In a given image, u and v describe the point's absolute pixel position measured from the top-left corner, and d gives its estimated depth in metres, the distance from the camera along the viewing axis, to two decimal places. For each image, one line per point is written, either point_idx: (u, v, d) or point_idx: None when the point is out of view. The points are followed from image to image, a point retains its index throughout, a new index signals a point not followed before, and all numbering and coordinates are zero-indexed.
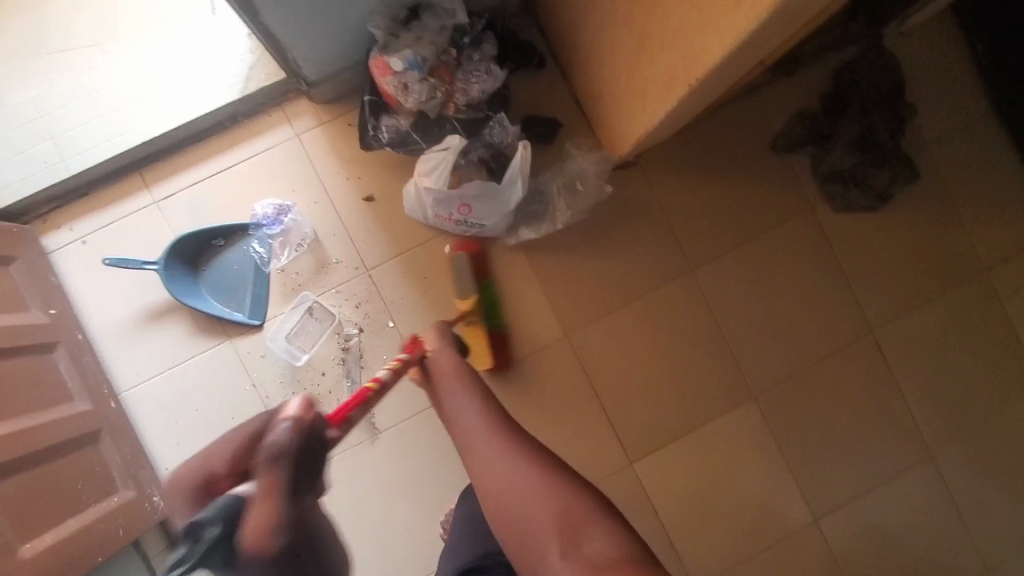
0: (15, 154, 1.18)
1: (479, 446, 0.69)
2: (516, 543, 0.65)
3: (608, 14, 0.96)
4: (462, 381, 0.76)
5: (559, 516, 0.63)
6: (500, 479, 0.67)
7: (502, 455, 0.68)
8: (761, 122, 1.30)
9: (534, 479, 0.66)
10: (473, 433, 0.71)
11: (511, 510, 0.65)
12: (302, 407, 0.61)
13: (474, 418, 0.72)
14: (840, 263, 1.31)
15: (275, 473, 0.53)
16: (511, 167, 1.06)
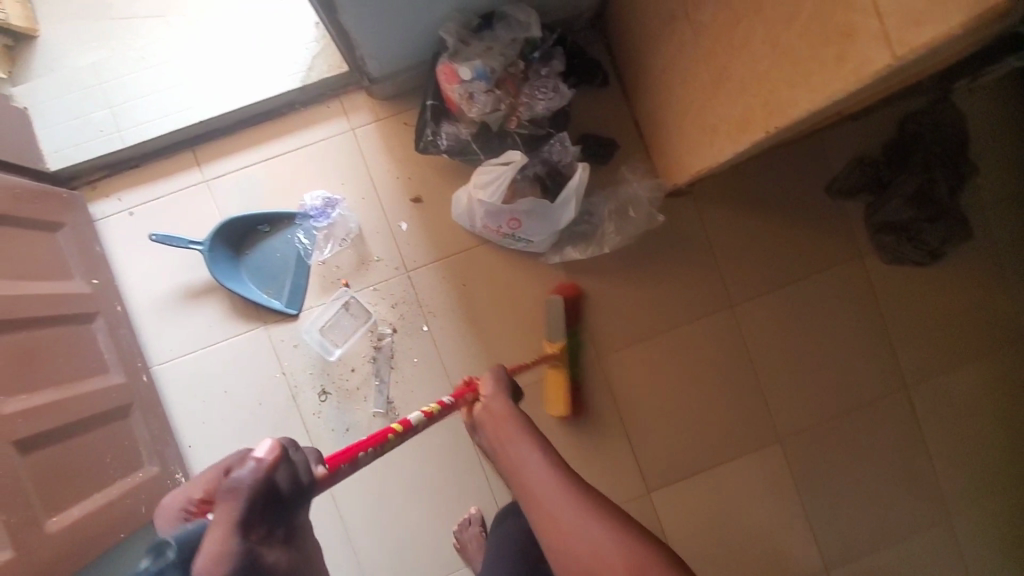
0: (73, 119, 1.16)
1: (542, 498, 0.64)
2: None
3: (686, 47, 0.94)
4: (521, 430, 0.74)
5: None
6: (567, 536, 0.60)
7: (568, 509, 0.62)
8: (817, 164, 1.28)
9: (607, 537, 0.59)
10: (537, 485, 0.66)
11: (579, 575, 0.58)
12: (268, 453, 0.51)
13: (538, 465, 0.68)
14: (883, 317, 1.29)
15: (240, 514, 0.47)
16: (568, 186, 1.02)
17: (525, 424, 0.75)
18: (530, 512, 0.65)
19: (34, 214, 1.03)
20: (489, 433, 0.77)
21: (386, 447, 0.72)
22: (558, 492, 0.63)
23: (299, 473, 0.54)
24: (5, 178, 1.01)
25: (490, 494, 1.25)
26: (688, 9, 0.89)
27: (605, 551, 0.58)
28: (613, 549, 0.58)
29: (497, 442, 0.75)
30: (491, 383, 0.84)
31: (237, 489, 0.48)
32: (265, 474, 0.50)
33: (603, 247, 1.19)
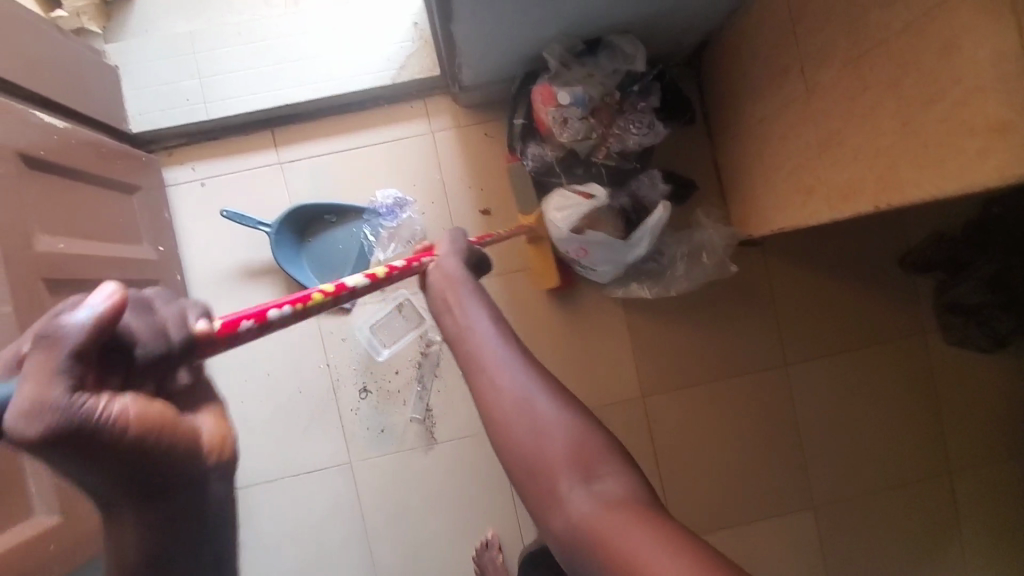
0: (161, 84, 1.16)
1: (478, 350, 0.65)
2: (527, 482, 0.57)
3: (792, 104, 0.92)
4: (470, 294, 0.72)
5: (571, 446, 0.56)
6: (509, 399, 0.60)
7: (509, 370, 0.62)
8: (892, 235, 1.27)
9: (549, 405, 0.59)
10: (476, 342, 0.65)
11: (521, 440, 0.57)
12: (107, 306, 0.36)
13: (484, 327, 0.67)
14: (935, 397, 1.27)
15: (74, 369, 0.36)
16: (645, 224, 0.99)
17: (472, 290, 0.73)
18: (468, 368, 0.65)
19: (114, 175, 1.03)
20: (437, 297, 0.74)
21: (308, 312, 0.56)
22: (496, 347, 0.64)
23: (149, 344, 0.40)
24: (94, 136, 1.01)
25: (514, 514, 1.24)
26: (805, 69, 0.87)
27: (549, 425, 0.58)
28: (553, 415, 0.58)
29: (442, 309, 0.72)
30: (446, 245, 0.80)
31: (61, 338, 0.36)
32: (106, 326, 0.37)
33: (671, 288, 1.17)
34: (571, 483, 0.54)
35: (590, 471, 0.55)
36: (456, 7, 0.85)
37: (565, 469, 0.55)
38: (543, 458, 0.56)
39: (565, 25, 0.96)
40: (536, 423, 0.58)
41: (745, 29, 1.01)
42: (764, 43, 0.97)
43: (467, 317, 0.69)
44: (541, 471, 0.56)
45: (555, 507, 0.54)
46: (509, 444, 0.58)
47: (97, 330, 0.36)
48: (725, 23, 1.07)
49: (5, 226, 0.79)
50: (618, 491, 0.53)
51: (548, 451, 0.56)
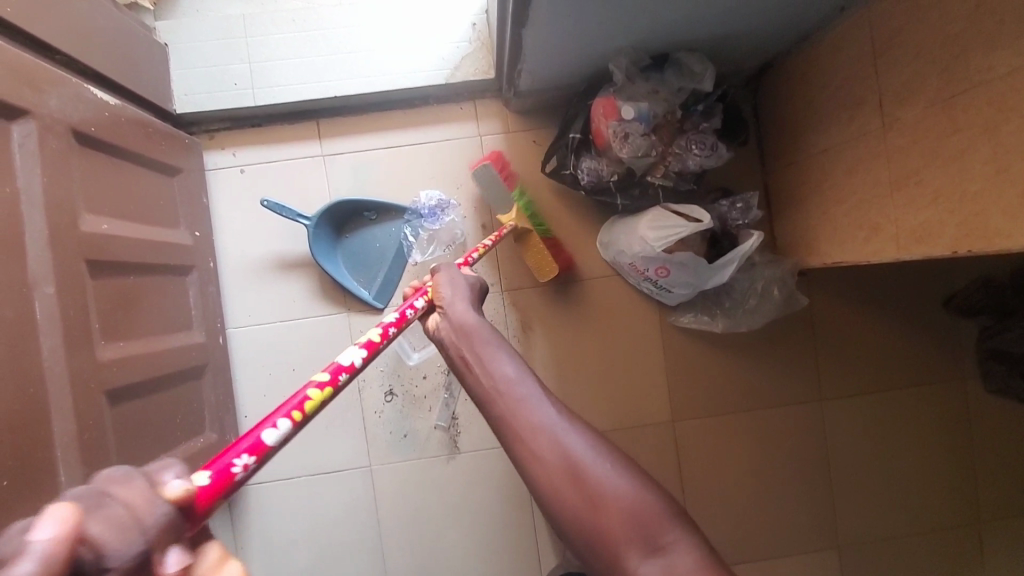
0: (209, 66, 1.13)
1: (519, 418, 0.67)
2: (593, 551, 0.59)
3: (864, 137, 0.90)
4: (499, 352, 0.75)
5: (630, 513, 0.59)
6: (562, 475, 0.62)
7: (557, 443, 0.64)
8: (938, 275, 1.25)
9: (603, 472, 0.62)
10: (515, 410, 0.68)
11: (580, 512, 0.60)
12: (59, 535, 0.30)
13: (521, 389, 0.70)
14: (969, 445, 1.25)
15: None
16: (733, 251, 1.00)
17: (499, 346, 0.76)
18: (507, 435, 0.68)
19: (158, 156, 1.00)
20: (456, 353, 0.77)
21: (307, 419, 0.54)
22: (540, 415, 0.67)
23: (128, 556, 0.32)
24: (142, 115, 0.98)
25: (532, 530, 1.21)
26: (883, 102, 0.85)
27: (603, 492, 0.60)
28: (610, 484, 0.61)
29: (468, 371, 0.75)
30: (448, 290, 0.82)
31: None
32: (60, 566, 0.29)
33: (741, 325, 1.16)
34: (638, 556, 0.57)
35: (650, 539, 0.58)
36: (531, 13, 0.83)
37: (630, 541, 0.58)
38: (605, 530, 0.59)
39: (635, 39, 0.93)
40: (598, 498, 0.60)
41: (817, 56, 0.99)
42: (837, 73, 0.94)
43: (501, 381, 0.71)
44: (605, 543, 0.58)
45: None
46: (566, 518, 0.61)
47: (52, 568, 0.29)
48: (793, 48, 1.05)
49: (52, 202, 0.77)
50: (682, 559, 0.56)
51: (610, 524, 0.59)
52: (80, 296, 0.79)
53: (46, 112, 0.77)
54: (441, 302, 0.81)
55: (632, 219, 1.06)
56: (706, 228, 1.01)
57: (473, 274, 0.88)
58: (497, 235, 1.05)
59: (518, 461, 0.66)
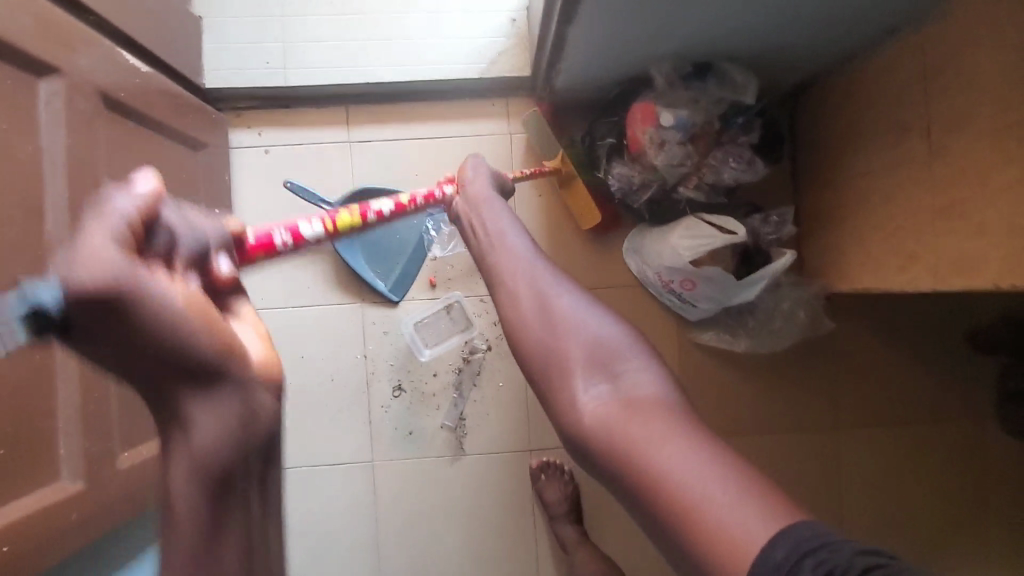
0: (242, 43, 1.11)
1: (504, 265, 0.71)
2: (546, 381, 0.63)
3: (907, 163, 0.88)
4: (499, 211, 0.76)
5: (589, 348, 0.63)
6: (529, 311, 0.66)
7: (533, 286, 0.68)
8: (964, 310, 1.22)
9: (570, 312, 0.65)
10: (502, 256, 0.71)
11: (540, 343, 0.64)
12: (151, 188, 0.44)
13: (511, 243, 0.72)
14: (983, 484, 1.22)
15: (128, 238, 0.41)
16: (762, 268, 0.98)
17: (501, 207, 0.77)
18: (492, 282, 0.72)
19: (184, 128, 0.98)
20: (464, 219, 0.79)
21: (338, 234, 0.72)
22: (521, 264, 0.70)
23: (187, 238, 0.48)
24: (171, 85, 0.96)
25: (533, 539, 1.18)
26: (931, 128, 0.83)
27: (568, 327, 0.64)
28: (575, 321, 0.64)
29: (469, 231, 0.78)
30: (471, 169, 0.82)
31: (109, 212, 0.41)
32: (148, 209, 0.43)
33: (763, 346, 1.14)
34: (590, 386, 0.60)
35: (608, 370, 0.61)
36: (579, 11, 0.81)
37: (584, 373, 0.61)
38: (564, 358, 0.62)
39: (679, 47, 0.92)
40: (561, 331, 0.63)
41: (861, 77, 0.97)
42: (883, 94, 0.92)
43: (495, 236, 0.73)
44: (560, 371, 0.62)
45: (570, 401, 0.61)
46: (530, 349, 0.64)
47: (143, 206, 0.43)
48: (837, 68, 1.03)
49: (75, 166, 0.75)
50: (634, 392, 0.59)
51: (568, 356, 0.62)
52: None
53: (76, 72, 0.76)
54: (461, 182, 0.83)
55: (664, 229, 1.05)
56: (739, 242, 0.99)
57: (500, 172, 0.88)
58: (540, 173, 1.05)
59: (497, 304, 0.70)
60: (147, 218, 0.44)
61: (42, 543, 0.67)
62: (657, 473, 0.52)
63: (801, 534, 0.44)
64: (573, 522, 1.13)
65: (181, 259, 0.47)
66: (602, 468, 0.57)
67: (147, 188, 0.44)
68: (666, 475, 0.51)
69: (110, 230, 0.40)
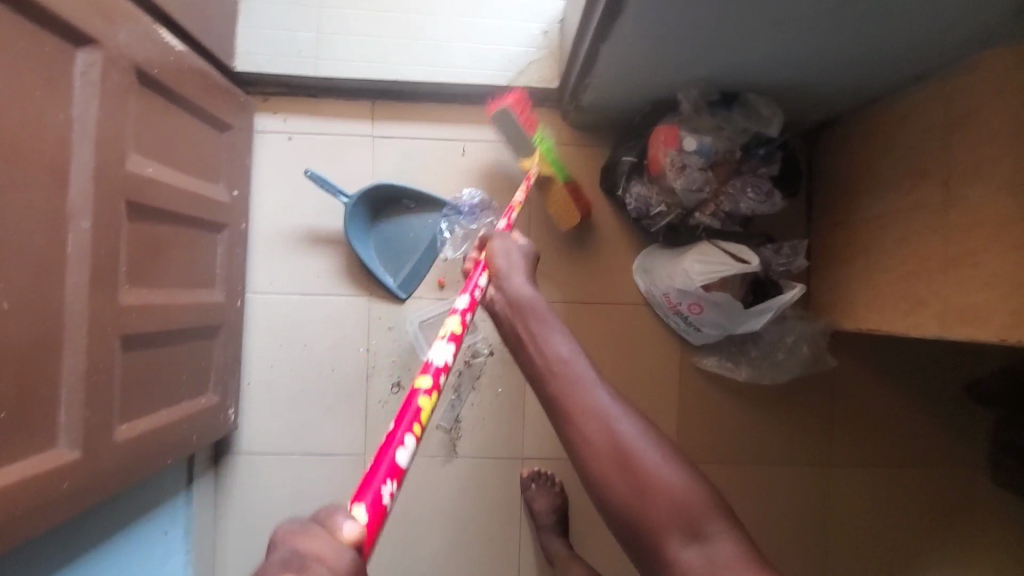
0: (276, 29, 1.12)
1: (575, 402, 0.69)
2: (635, 538, 0.65)
3: (924, 209, 0.88)
4: (555, 330, 0.76)
5: (675, 508, 0.64)
6: (612, 467, 0.66)
7: (609, 430, 0.67)
8: (966, 361, 1.22)
9: (653, 464, 0.65)
10: (570, 391, 0.70)
11: (625, 502, 0.65)
12: None
13: (576, 368, 0.72)
14: (971, 537, 1.21)
15: None
16: (770, 299, 0.98)
17: (558, 326, 0.76)
18: (557, 414, 0.70)
19: (213, 109, 0.99)
20: (514, 331, 0.78)
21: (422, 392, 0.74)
22: (596, 399, 0.69)
23: None
24: (204, 66, 0.97)
25: (517, 548, 1.18)
26: (950, 177, 0.84)
27: (651, 485, 0.64)
28: (658, 472, 0.65)
29: (523, 347, 0.76)
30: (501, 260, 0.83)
31: None
32: None
33: (764, 377, 1.14)
34: (680, 545, 0.63)
35: (696, 531, 0.63)
36: (614, 28, 0.82)
37: (674, 530, 0.63)
38: (651, 519, 0.64)
39: (708, 73, 0.93)
40: (646, 483, 0.65)
41: (886, 120, 0.98)
42: (905, 140, 0.93)
43: (556, 359, 0.73)
44: (651, 530, 0.64)
45: (667, 562, 0.63)
46: (616, 504, 0.65)
47: None
48: (862, 109, 1.04)
49: (103, 136, 0.75)
50: (724, 548, 0.62)
51: (656, 512, 0.64)
52: (114, 236, 0.78)
53: (112, 45, 0.76)
54: (496, 272, 0.82)
55: (679, 254, 1.05)
56: (751, 272, 1.00)
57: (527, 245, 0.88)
58: (529, 180, 1.04)
59: (568, 444, 0.69)
60: None
61: (37, 507, 0.67)
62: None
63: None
64: (559, 535, 1.13)
65: None
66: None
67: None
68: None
69: None
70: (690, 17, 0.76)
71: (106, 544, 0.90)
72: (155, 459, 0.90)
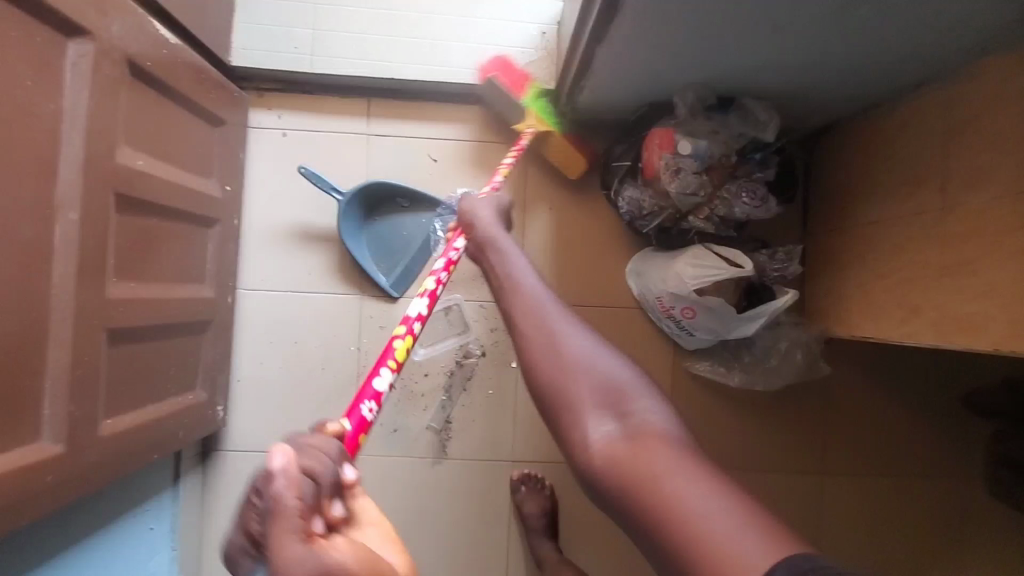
0: (272, 25, 1.11)
1: (514, 300, 0.67)
2: (555, 418, 0.59)
3: (920, 217, 0.88)
4: (510, 246, 0.77)
5: (600, 385, 0.58)
6: (538, 343, 0.62)
7: (541, 312, 0.64)
8: (962, 371, 1.21)
9: (581, 343, 0.61)
10: (510, 287, 0.69)
11: (547, 377, 0.60)
12: (289, 460, 0.49)
13: (521, 271, 0.71)
14: (965, 548, 1.21)
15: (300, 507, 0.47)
16: (763, 305, 0.98)
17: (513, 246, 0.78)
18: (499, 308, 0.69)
19: (207, 104, 0.98)
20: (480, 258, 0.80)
21: None
22: (533, 290, 0.67)
23: (327, 468, 0.52)
24: (198, 60, 0.96)
25: (506, 553, 1.17)
26: (947, 185, 0.84)
27: (576, 359, 0.60)
28: (586, 349, 0.60)
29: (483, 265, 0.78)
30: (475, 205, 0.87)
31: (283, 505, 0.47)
32: (297, 481, 0.48)
33: (757, 383, 1.13)
34: (598, 418, 0.57)
35: (619, 409, 0.57)
36: (609, 31, 0.82)
37: (594, 407, 0.57)
38: (572, 393, 0.58)
39: (705, 76, 0.92)
40: (570, 363, 0.59)
41: (883, 127, 0.98)
42: (902, 147, 0.93)
43: (505, 268, 0.73)
44: (567, 406, 0.58)
45: (586, 440, 0.56)
46: (540, 386, 0.60)
47: (294, 474, 0.48)
48: (860, 115, 1.04)
49: (93, 128, 0.75)
50: (649, 427, 0.55)
51: (576, 385, 0.58)
52: (102, 229, 0.77)
53: (105, 37, 0.76)
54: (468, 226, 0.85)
55: (673, 258, 1.04)
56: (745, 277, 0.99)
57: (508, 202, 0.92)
58: (517, 149, 1.05)
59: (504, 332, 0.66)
60: (301, 483, 0.49)
61: (19, 502, 0.67)
62: (673, 515, 0.48)
63: (799, 564, 0.42)
64: (549, 538, 1.12)
65: (329, 490, 0.51)
66: (618, 514, 0.53)
67: (283, 471, 0.48)
68: (684, 518, 0.48)
69: (284, 511, 0.47)
70: (688, 20, 0.76)
71: (87, 539, 0.89)
72: (141, 454, 0.89)
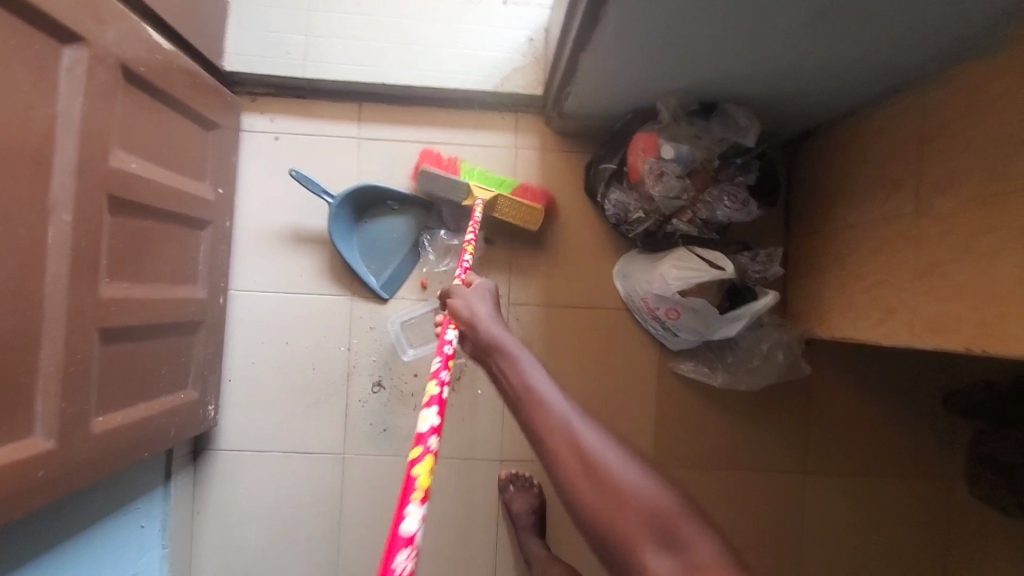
0: (265, 31, 1.13)
1: (540, 417, 0.63)
2: (606, 551, 0.58)
3: (896, 220, 0.90)
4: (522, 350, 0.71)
5: (650, 516, 0.58)
6: (580, 476, 0.59)
7: (579, 439, 0.61)
8: (941, 371, 1.24)
9: (629, 471, 0.60)
10: (536, 408, 0.64)
11: (597, 515, 0.58)
12: None
13: (543, 384, 0.67)
14: (946, 545, 1.23)
15: None
16: (746, 306, 1.00)
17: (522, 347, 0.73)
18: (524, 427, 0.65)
19: (200, 108, 1.00)
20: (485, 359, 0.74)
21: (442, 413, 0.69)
22: (563, 410, 0.63)
23: None
24: (192, 65, 0.98)
25: (494, 551, 1.19)
26: (920, 189, 0.86)
27: (623, 488, 0.59)
28: (631, 483, 0.59)
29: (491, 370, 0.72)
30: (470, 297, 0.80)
31: None
32: None
33: (740, 383, 1.16)
34: (651, 552, 0.57)
35: (670, 538, 0.58)
36: (593, 38, 0.84)
37: (647, 540, 0.57)
38: (624, 528, 0.58)
39: (687, 83, 0.95)
40: (619, 499, 0.58)
41: (861, 133, 1.00)
42: (879, 152, 0.95)
43: (522, 379, 0.67)
44: (624, 546, 0.57)
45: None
46: (589, 525, 0.59)
47: None
48: (839, 121, 1.06)
49: (87, 132, 0.76)
50: (702, 558, 0.57)
51: (629, 523, 0.58)
52: (95, 228, 0.79)
53: (100, 43, 0.78)
54: (463, 321, 0.77)
55: (658, 260, 1.06)
56: (727, 278, 1.02)
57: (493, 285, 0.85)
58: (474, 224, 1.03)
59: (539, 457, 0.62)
60: None
61: (11, 497, 0.68)
62: None
63: None
64: (537, 535, 1.14)
65: None
66: None
67: None
68: None
69: None
70: (668, 28, 0.78)
71: (80, 535, 0.91)
72: (132, 451, 0.90)
